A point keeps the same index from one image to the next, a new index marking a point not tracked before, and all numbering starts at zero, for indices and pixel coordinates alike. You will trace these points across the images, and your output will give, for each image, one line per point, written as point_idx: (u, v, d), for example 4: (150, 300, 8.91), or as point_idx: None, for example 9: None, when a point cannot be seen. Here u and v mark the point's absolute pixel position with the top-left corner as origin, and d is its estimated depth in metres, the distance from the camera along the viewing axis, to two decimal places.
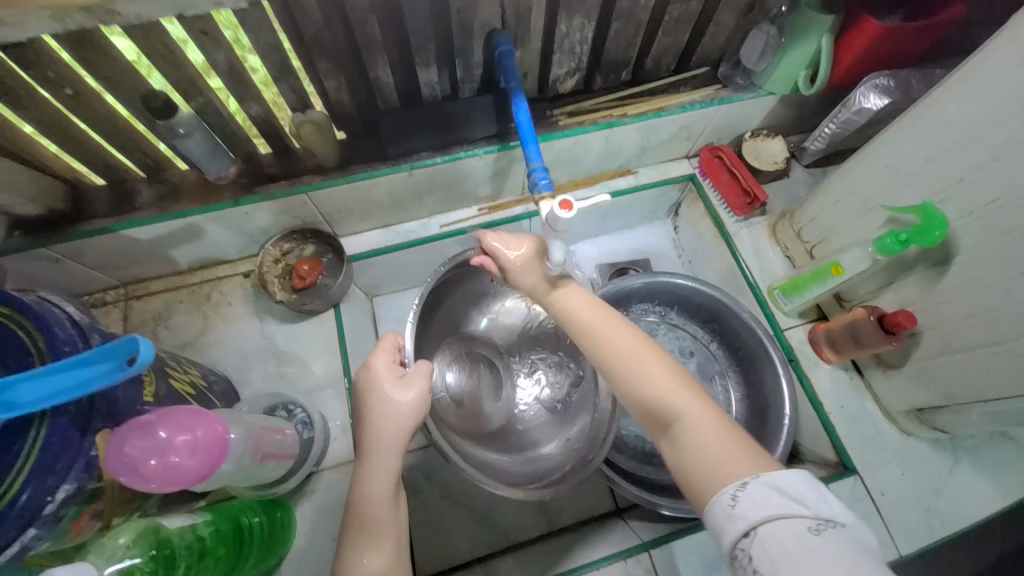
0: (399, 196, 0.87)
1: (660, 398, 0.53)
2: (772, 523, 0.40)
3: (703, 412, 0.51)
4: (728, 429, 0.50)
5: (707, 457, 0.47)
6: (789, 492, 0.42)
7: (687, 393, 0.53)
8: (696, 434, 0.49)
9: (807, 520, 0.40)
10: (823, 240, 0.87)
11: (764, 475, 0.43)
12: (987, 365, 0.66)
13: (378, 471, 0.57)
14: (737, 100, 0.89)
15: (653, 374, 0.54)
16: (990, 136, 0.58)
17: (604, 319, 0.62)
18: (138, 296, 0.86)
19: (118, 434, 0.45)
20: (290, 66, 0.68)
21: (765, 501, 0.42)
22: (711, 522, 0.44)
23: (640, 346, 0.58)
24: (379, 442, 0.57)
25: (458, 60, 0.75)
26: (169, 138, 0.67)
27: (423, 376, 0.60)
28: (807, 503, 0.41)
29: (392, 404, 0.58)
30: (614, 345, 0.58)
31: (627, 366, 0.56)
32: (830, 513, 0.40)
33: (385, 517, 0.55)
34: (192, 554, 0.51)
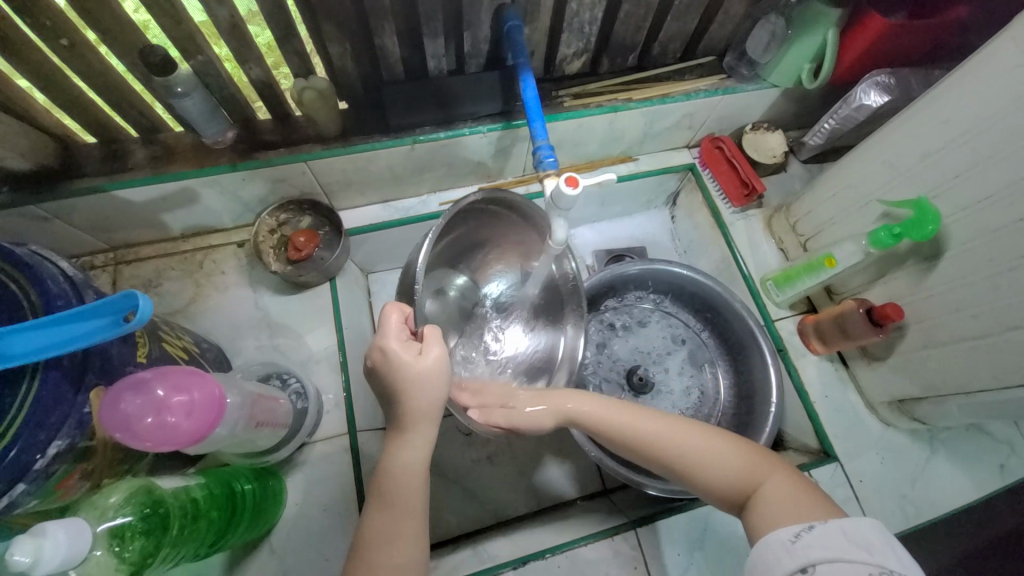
0: (400, 171, 0.86)
1: (734, 484, 0.54)
2: (832, 564, 0.42)
3: (775, 479, 0.53)
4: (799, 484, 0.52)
5: (788, 515, 0.49)
6: (855, 540, 0.43)
7: (751, 461, 0.55)
8: (773, 496, 0.51)
9: (871, 568, 0.42)
10: (816, 234, 0.88)
11: (837, 523, 0.45)
12: (968, 359, 0.68)
13: (412, 444, 0.56)
14: (741, 91, 0.90)
15: (716, 461, 0.56)
16: (986, 134, 0.60)
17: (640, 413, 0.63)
18: (127, 261, 0.84)
19: (113, 391, 0.44)
20: (294, 28, 0.66)
21: (829, 544, 0.43)
22: (763, 553, 0.46)
23: (688, 427, 0.60)
24: (413, 413, 0.55)
25: (466, 33, 0.74)
26: (166, 96, 0.65)
27: (439, 341, 0.56)
28: (873, 552, 0.42)
29: (421, 377, 0.55)
30: (663, 444, 0.59)
31: (686, 450, 0.58)
32: (895, 564, 0.42)
33: (416, 491, 0.54)
34: (184, 514, 0.51)
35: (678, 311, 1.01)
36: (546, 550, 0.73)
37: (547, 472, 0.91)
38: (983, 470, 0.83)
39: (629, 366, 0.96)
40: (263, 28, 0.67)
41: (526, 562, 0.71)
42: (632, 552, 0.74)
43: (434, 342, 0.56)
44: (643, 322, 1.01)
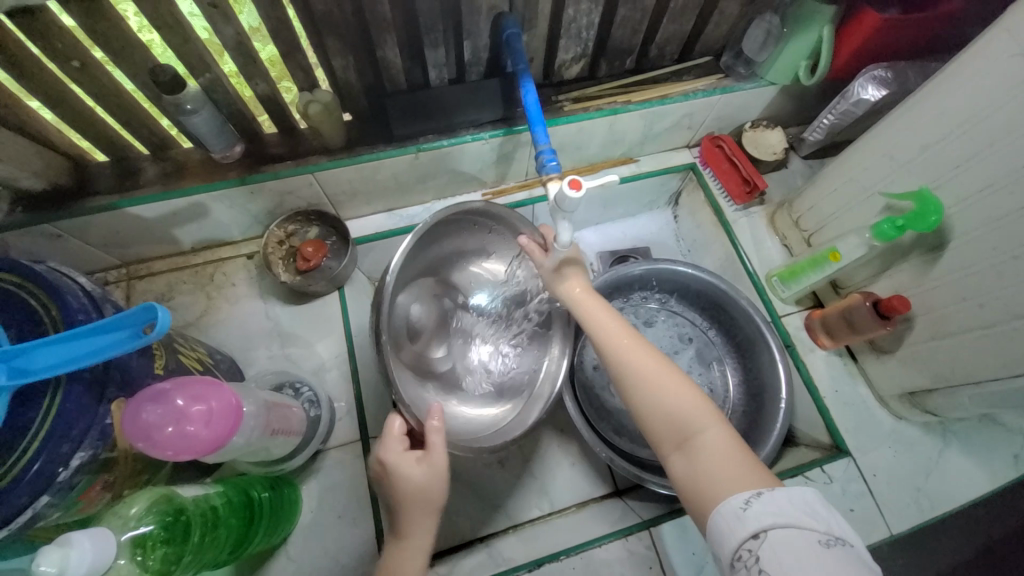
0: (404, 179, 0.87)
1: (679, 412, 0.55)
2: (783, 530, 0.44)
3: (719, 434, 0.54)
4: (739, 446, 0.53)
5: (721, 472, 0.51)
6: (804, 507, 0.45)
7: (702, 409, 0.56)
8: (711, 449, 0.53)
9: (818, 535, 0.43)
10: (820, 228, 0.89)
11: (779, 489, 0.47)
12: (977, 348, 0.68)
13: (413, 547, 0.59)
14: (739, 90, 0.91)
15: (672, 391, 0.57)
16: (985, 124, 0.60)
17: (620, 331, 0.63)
18: (140, 276, 0.86)
19: (133, 403, 0.46)
20: (298, 43, 0.68)
21: (779, 511, 0.45)
22: (717, 524, 0.47)
23: (656, 361, 0.60)
24: (412, 514, 0.59)
25: (466, 42, 0.75)
26: (176, 114, 0.67)
27: (440, 435, 0.60)
28: (819, 520, 0.44)
29: (422, 481, 0.59)
30: (632, 356, 0.60)
31: (643, 381, 0.58)
32: (838, 531, 0.44)
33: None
34: (205, 522, 0.52)
35: (684, 310, 1.01)
36: (559, 552, 0.73)
37: (558, 473, 0.91)
38: (998, 460, 0.82)
39: None
40: (265, 42, 0.68)
41: (540, 564, 0.71)
42: (646, 552, 0.74)
43: (435, 438, 0.59)
44: (650, 322, 1.01)
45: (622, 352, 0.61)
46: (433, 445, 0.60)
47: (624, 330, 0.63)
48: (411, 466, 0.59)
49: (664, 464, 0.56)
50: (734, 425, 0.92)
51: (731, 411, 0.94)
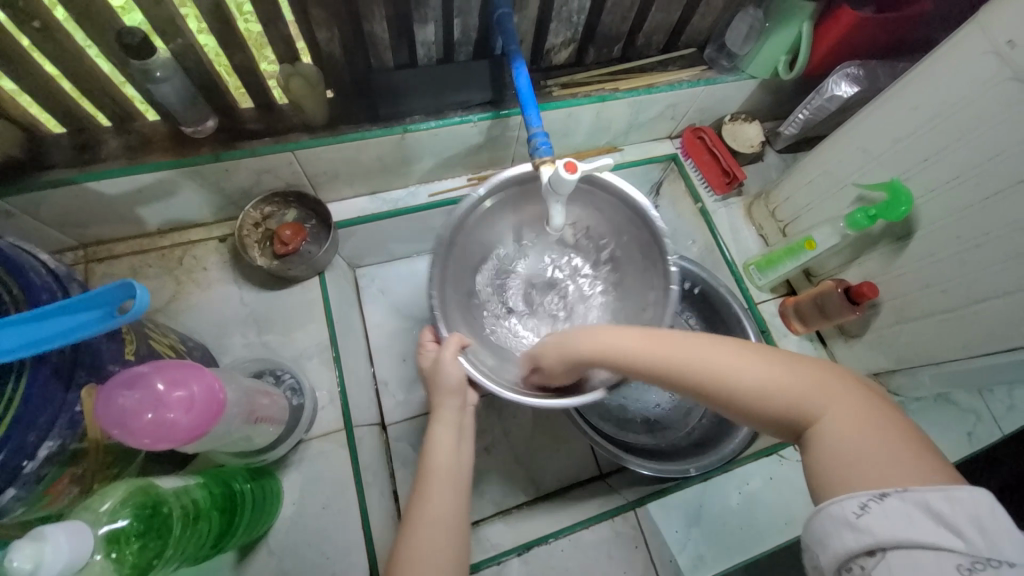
0: (389, 160, 0.85)
1: (789, 397, 0.46)
2: (906, 548, 0.36)
3: (841, 410, 0.45)
4: (869, 414, 0.44)
5: (858, 460, 0.41)
6: (944, 520, 0.36)
7: (810, 387, 0.46)
8: (836, 433, 0.44)
9: (957, 557, 0.35)
10: (795, 219, 0.92)
11: (913, 491, 0.38)
12: (939, 331, 0.73)
13: (443, 425, 0.62)
14: (722, 82, 0.93)
15: (769, 377, 0.47)
16: (951, 121, 0.64)
17: (669, 341, 0.51)
18: (99, 258, 0.80)
19: (105, 388, 0.42)
20: (280, 12, 0.64)
21: (906, 524, 0.37)
22: (820, 524, 0.40)
23: (733, 346, 0.50)
24: (442, 397, 0.64)
25: (456, 21, 0.74)
26: (144, 81, 0.62)
27: (455, 340, 0.65)
28: (965, 535, 0.35)
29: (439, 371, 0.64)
30: (702, 360, 0.49)
31: (727, 380, 0.48)
32: (994, 552, 0.34)
33: (443, 468, 0.58)
34: (187, 516, 0.49)
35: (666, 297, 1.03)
36: (548, 536, 0.74)
37: (543, 459, 0.91)
38: (950, 438, 0.89)
39: None
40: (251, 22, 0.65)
41: (530, 547, 0.72)
42: (632, 531, 0.75)
43: (451, 344, 0.65)
44: None
45: (691, 354, 0.50)
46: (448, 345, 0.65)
47: (681, 338, 0.52)
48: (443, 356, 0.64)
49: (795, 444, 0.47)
50: None
51: None
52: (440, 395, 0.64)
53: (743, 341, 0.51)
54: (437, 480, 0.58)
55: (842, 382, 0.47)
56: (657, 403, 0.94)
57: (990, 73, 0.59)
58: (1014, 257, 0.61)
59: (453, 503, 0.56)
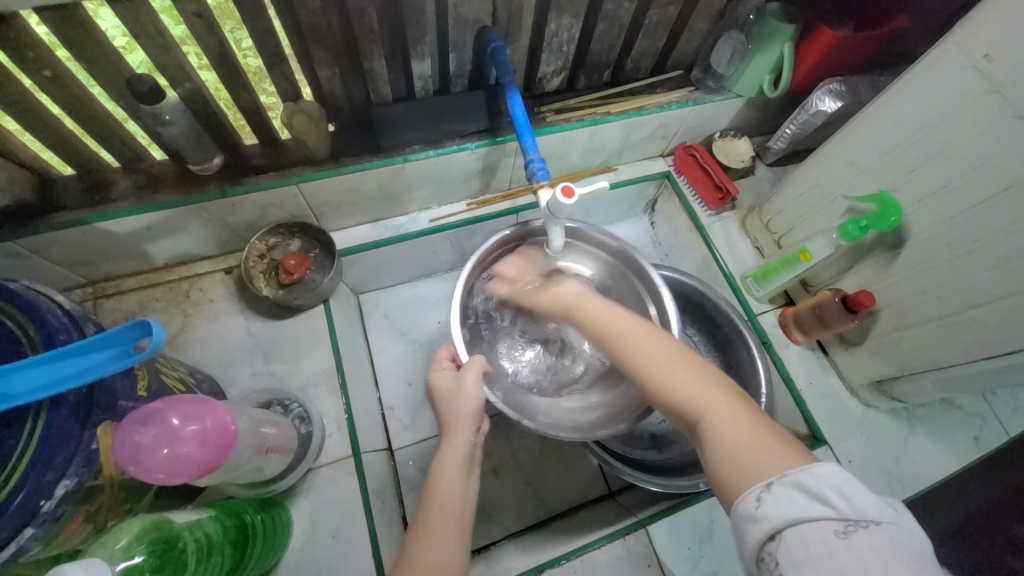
0: (390, 189, 0.87)
1: (686, 391, 0.50)
2: (796, 526, 0.38)
3: (724, 411, 0.47)
4: (751, 419, 0.46)
5: (733, 457, 0.44)
6: (818, 492, 0.38)
7: (706, 389, 0.49)
8: (714, 432, 0.46)
9: (834, 524, 0.37)
10: (788, 231, 0.94)
11: (790, 471, 0.40)
12: (937, 337, 0.73)
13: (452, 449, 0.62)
14: (710, 102, 0.96)
15: (674, 375, 0.51)
16: (933, 133, 0.66)
17: (617, 321, 0.60)
18: (108, 294, 0.81)
19: (122, 425, 0.43)
20: (283, 54, 0.67)
21: (791, 503, 0.39)
22: (736, 521, 0.42)
23: (666, 342, 0.56)
24: (459, 420, 0.64)
25: (452, 55, 0.77)
26: (153, 124, 0.65)
27: (477, 370, 0.66)
28: (839, 504, 0.38)
29: (456, 396, 0.65)
30: (634, 344, 0.56)
31: (648, 367, 0.54)
32: (862, 513, 0.37)
33: (451, 495, 0.57)
34: (200, 551, 0.49)
35: None
36: (560, 557, 0.73)
37: (551, 479, 0.91)
38: (957, 443, 0.89)
39: None
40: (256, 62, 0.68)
41: (543, 569, 0.71)
42: (644, 551, 0.74)
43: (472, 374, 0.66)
44: None
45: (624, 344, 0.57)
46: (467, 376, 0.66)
47: (631, 321, 0.59)
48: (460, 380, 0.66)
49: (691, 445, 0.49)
50: None
51: None
52: (455, 420, 0.64)
53: (676, 340, 0.56)
54: (439, 510, 0.56)
55: (736, 395, 0.49)
56: (663, 417, 0.95)
57: (967, 87, 0.61)
58: (1004, 262, 0.63)
59: (455, 542, 0.54)
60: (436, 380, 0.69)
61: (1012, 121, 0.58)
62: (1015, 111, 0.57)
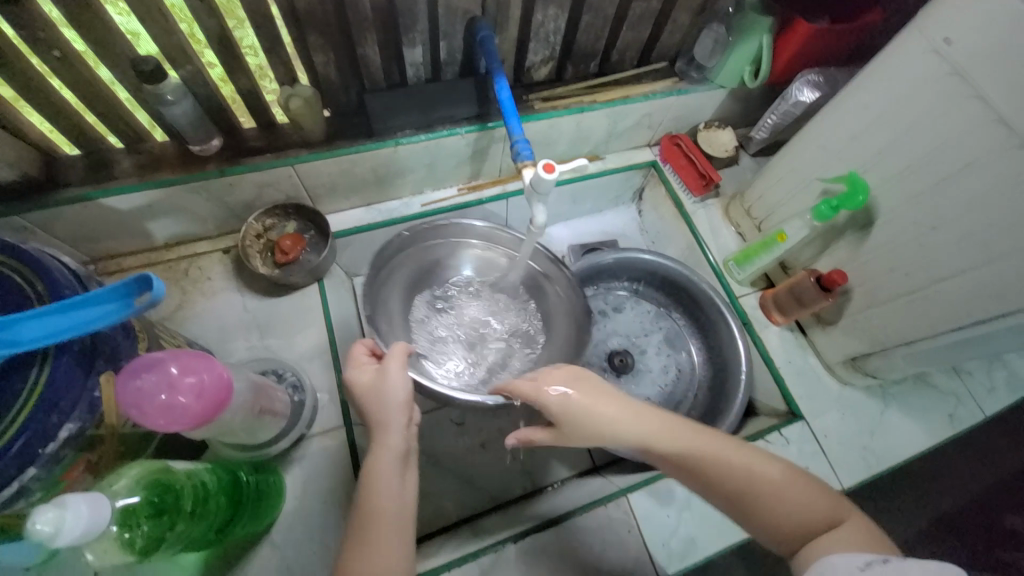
0: (383, 173, 0.90)
1: (792, 506, 0.51)
2: None
3: (841, 522, 0.49)
4: (861, 523, 0.49)
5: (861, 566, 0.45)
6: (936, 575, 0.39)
7: (818, 497, 0.51)
8: (844, 539, 0.48)
9: None
10: (769, 215, 0.97)
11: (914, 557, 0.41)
12: (904, 312, 0.77)
13: (384, 450, 0.58)
14: (693, 92, 1.00)
15: (775, 490, 0.52)
16: (899, 116, 0.69)
17: (668, 425, 0.57)
18: (110, 271, 0.84)
19: (125, 372, 0.46)
20: (280, 39, 0.70)
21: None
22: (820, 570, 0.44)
23: (743, 449, 0.55)
24: (389, 417, 0.59)
25: (442, 42, 0.80)
26: (155, 104, 0.68)
27: (400, 358, 0.63)
28: None
29: (376, 391, 0.61)
30: (711, 456, 0.54)
31: (739, 482, 0.53)
32: None
33: (387, 495, 0.54)
34: (197, 496, 0.52)
35: (651, 295, 1.08)
36: (545, 523, 0.76)
37: (538, 454, 0.94)
38: (931, 419, 0.92)
39: (610, 349, 1.03)
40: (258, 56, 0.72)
41: (525, 535, 0.75)
42: (625, 518, 0.77)
43: (393, 364, 0.62)
44: (619, 308, 1.07)
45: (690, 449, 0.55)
46: (392, 365, 0.62)
47: (684, 427, 0.57)
48: (384, 371, 0.62)
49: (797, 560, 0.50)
50: (701, 399, 0.99)
51: (697, 389, 1.01)
52: (387, 413, 0.60)
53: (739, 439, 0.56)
54: (377, 512, 0.53)
55: (834, 496, 0.52)
56: (646, 396, 1.00)
57: (928, 70, 0.64)
58: (965, 237, 0.66)
59: (402, 538, 0.52)
60: (358, 374, 0.64)
61: (971, 101, 0.61)
62: (973, 91, 0.60)
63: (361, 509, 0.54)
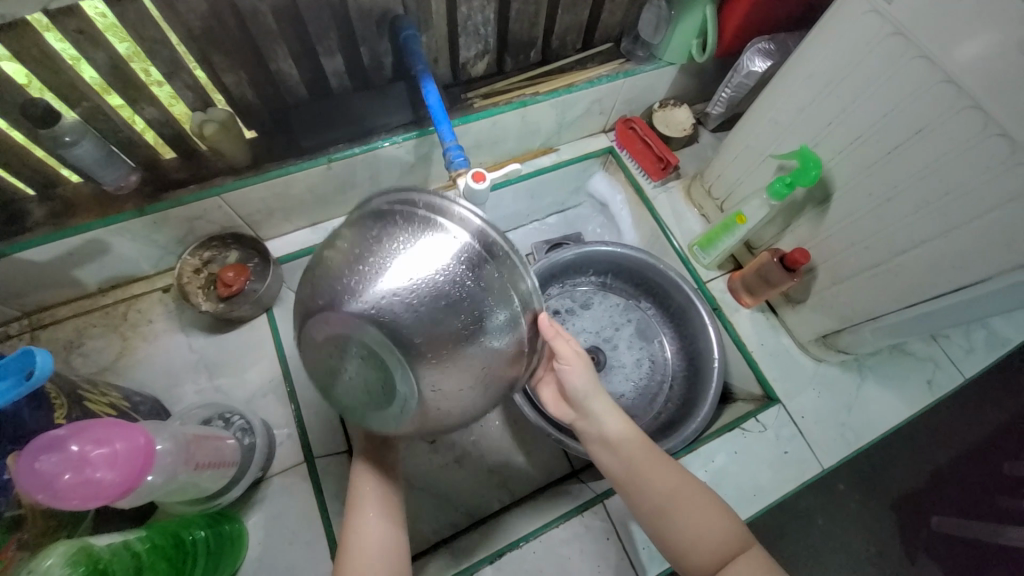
0: (323, 192, 0.86)
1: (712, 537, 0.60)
2: None
3: (748, 560, 0.58)
4: (764, 562, 0.58)
5: None
6: None
7: (734, 535, 0.60)
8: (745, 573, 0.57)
9: None
10: (729, 195, 0.93)
11: None
12: (871, 287, 0.74)
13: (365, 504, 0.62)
14: (641, 72, 0.95)
15: (704, 520, 0.61)
16: (845, 84, 0.66)
17: (640, 445, 0.66)
18: (43, 325, 0.80)
19: (22, 457, 0.42)
20: (182, 63, 0.65)
21: None
22: None
23: (689, 481, 0.65)
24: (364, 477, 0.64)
25: (363, 48, 0.75)
26: (54, 148, 0.63)
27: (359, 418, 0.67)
28: None
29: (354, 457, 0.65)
30: (660, 479, 0.64)
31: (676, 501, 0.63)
32: None
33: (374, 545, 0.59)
34: (130, 569, 0.48)
35: (620, 287, 1.05)
36: (519, 539, 0.74)
37: (516, 463, 0.92)
38: (910, 388, 0.91)
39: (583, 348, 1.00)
40: (161, 85, 0.68)
41: (501, 554, 0.72)
42: (603, 525, 0.76)
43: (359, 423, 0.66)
44: (587, 304, 1.04)
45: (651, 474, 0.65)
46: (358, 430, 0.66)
47: (651, 449, 0.67)
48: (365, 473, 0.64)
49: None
50: (677, 391, 0.97)
51: (673, 380, 0.99)
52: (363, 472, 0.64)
53: (690, 474, 0.66)
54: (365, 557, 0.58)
55: (748, 541, 0.61)
56: (622, 392, 0.97)
57: (872, 34, 0.60)
58: (922, 208, 0.63)
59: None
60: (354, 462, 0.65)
61: (917, 62, 0.57)
62: (918, 51, 0.57)
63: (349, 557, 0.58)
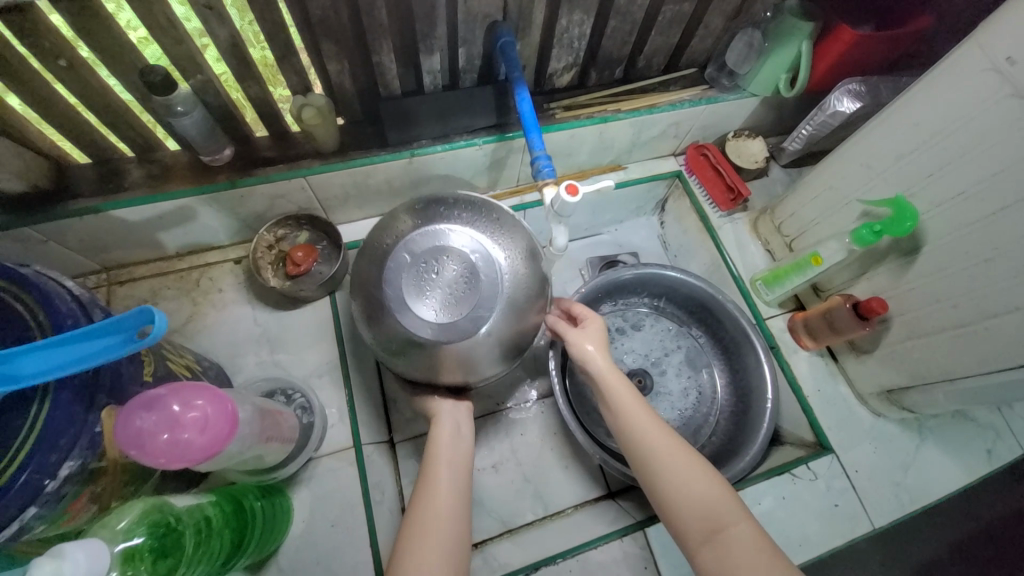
0: (397, 184, 0.88)
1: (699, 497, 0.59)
2: None
3: (746, 530, 0.56)
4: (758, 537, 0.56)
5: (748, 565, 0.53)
6: None
7: (728, 503, 0.59)
8: (743, 545, 0.55)
9: None
10: (801, 234, 0.92)
11: None
12: (951, 347, 0.71)
13: (443, 477, 0.64)
14: (723, 101, 0.94)
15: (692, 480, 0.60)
16: (954, 137, 0.64)
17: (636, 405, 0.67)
18: (121, 281, 0.83)
19: (125, 410, 0.44)
20: (293, 47, 0.67)
21: None
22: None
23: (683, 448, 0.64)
24: (443, 454, 0.66)
25: (461, 49, 0.76)
26: (166, 116, 0.66)
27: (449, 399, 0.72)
28: None
29: (449, 428, 0.69)
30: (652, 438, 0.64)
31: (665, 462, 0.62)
32: None
33: (439, 513, 0.60)
34: (199, 531, 0.50)
35: (673, 312, 1.04)
36: (557, 555, 0.73)
37: (551, 475, 0.91)
38: (969, 454, 0.86)
39: (628, 369, 0.99)
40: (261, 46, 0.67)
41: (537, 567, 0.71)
42: (640, 552, 0.74)
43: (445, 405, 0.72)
44: (638, 325, 1.04)
45: (641, 431, 0.65)
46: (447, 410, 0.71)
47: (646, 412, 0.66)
48: (444, 409, 0.71)
49: (693, 558, 0.58)
50: (722, 425, 0.95)
51: (718, 414, 0.97)
52: (442, 447, 0.67)
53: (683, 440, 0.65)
54: (432, 522, 0.59)
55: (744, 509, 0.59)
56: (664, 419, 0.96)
57: (991, 91, 0.59)
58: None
59: (443, 549, 0.57)
60: (430, 401, 0.73)
61: None
62: None
63: (418, 517, 0.60)
